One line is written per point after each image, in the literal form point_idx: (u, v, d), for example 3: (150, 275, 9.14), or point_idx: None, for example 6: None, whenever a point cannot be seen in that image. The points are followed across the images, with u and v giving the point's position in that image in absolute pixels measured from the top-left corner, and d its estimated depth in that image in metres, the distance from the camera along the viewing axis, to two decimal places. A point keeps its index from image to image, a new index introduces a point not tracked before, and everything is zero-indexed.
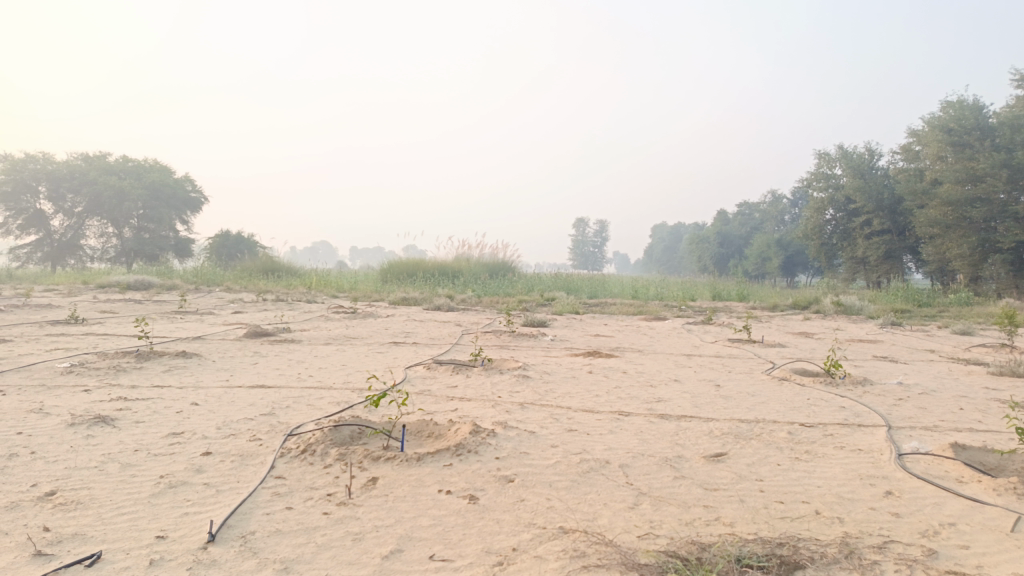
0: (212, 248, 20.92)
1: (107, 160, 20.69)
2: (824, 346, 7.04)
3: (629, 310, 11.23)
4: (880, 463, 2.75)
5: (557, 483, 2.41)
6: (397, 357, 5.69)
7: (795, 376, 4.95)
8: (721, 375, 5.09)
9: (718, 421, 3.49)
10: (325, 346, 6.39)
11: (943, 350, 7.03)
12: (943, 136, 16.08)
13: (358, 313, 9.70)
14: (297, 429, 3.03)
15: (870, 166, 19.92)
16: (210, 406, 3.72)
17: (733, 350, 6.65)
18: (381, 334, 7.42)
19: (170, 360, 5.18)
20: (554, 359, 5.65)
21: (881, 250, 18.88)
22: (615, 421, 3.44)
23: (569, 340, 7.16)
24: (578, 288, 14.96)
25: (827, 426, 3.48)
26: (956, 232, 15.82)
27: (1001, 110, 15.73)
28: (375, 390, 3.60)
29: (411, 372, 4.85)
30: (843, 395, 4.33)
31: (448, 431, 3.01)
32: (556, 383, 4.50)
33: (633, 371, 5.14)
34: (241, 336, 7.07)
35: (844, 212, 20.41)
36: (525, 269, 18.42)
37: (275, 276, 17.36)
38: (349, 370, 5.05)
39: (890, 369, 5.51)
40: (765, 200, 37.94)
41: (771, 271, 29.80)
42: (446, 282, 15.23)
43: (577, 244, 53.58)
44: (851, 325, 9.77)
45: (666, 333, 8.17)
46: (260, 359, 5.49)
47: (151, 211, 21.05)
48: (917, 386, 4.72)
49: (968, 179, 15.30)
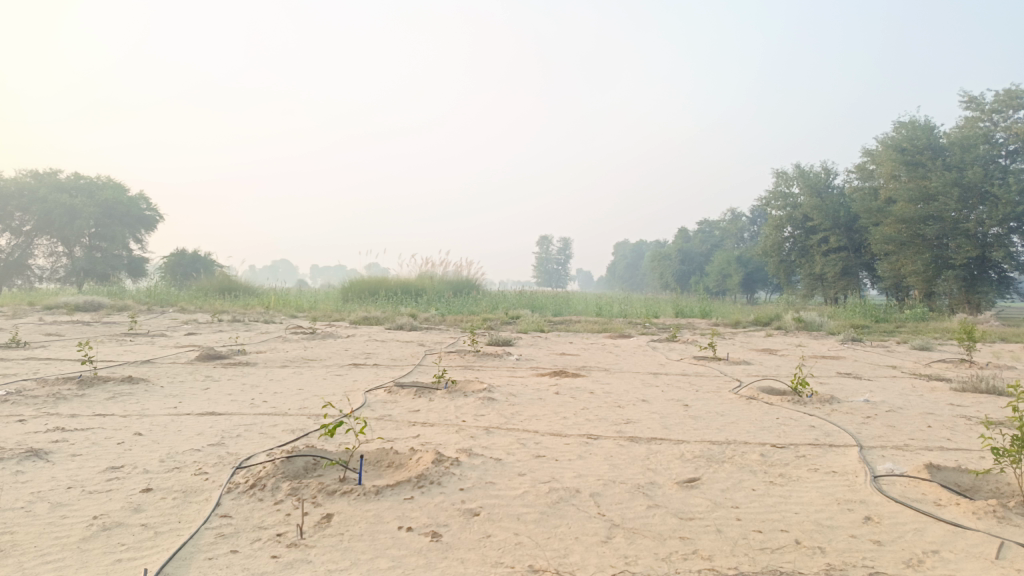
0: (167, 267, 20.37)
1: (57, 178, 20.05)
2: (789, 363, 7.03)
3: (593, 328, 11.17)
4: (857, 486, 2.67)
5: (525, 516, 2.27)
6: (357, 380, 5.49)
7: (763, 394, 4.90)
8: (689, 394, 5.01)
9: (689, 444, 3.39)
10: (282, 369, 6.17)
11: (904, 366, 7.09)
12: (897, 155, 16.46)
13: (318, 334, 9.44)
14: (247, 462, 2.84)
15: (826, 185, 20.32)
16: (155, 436, 3.50)
17: (699, 368, 6.60)
18: (340, 355, 7.20)
19: (115, 386, 4.91)
20: (520, 380, 5.52)
21: (838, 267, 19.21)
22: (583, 445, 3.32)
23: (534, 360, 7.04)
24: (543, 306, 14.87)
25: (799, 446, 3.40)
26: (910, 249, 16.16)
27: (951, 130, 16.17)
28: (332, 418, 3.43)
29: (371, 395, 4.67)
30: (812, 414, 4.27)
31: (409, 460, 2.85)
32: (522, 406, 4.36)
33: (600, 392, 5.03)
34: (193, 359, 6.79)
35: (802, 230, 20.75)
36: (489, 287, 18.29)
37: (232, 295, 16.93)
38: (306, 394, 4.84)
39: (855, 386, 5.50)
40: (725, 218, 38.50)
41: (731, 288, 30.16)
42: (409, 301, 15.01)
43: (541, 262, 53.70)
44: (813, 341, 9.84)
45: (632, 351, 8.10)
46: (212, 384, 5.25)
47: (104, 230, 20.44)
48: (884, 403, 4.70)
49: (921, 197, 15.68)
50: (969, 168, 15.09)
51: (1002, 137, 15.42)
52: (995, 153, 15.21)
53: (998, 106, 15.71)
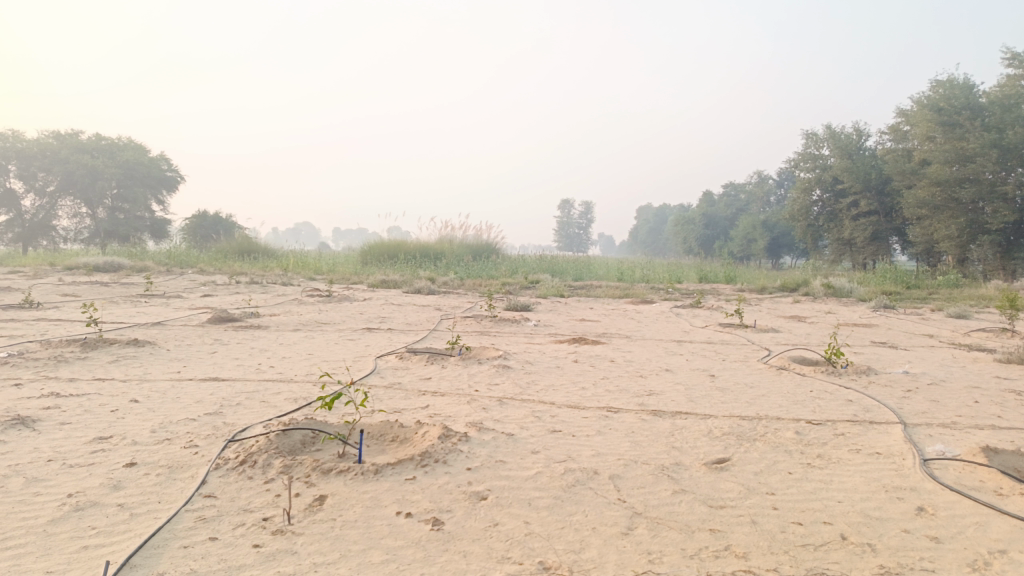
0: (189, 228, 20.31)
1: (79, 138, 19.94)
2: (820, 331, 6.73)
3: (614, 293, 10.91)
4: (906, 471, 2.41)
5: (537, 502, 2.05)
6: (369, 345, 5.30)
7: (794, 365, 4.62)
8: (715, 364, 4.75)
9: (717, 419, 3.14)
10: (294, 333, 6.00)
11: (942, 335, 6.76)
12: (933, 115, 15.79)
13: (333, 297, 9.27)
14: (240, 434, 2.65)
15: (858, 146, 19.62)
16: (151, 403, 3.33)
17: (725, 335, 6.33)
18: (354, 319, 7.02)
19: (120, 350, 4.77)
20: (537, 347, 5.30)
21: (867, 232, 18.68)
22: (602, 419, 3.09)
23: (553, 325, 6.81)
24: (563, 271, 14.59)
25: (837, 423, 3.15)
26: (944, 213, 15.60)
27: (991, 89, 15.45)
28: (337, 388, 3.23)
29: (381, 362, 4.48)
30: (847, 387, 4.01)
31: (415, 435, 2.64)
32: (539, 375, 4.14)
33: (622, 360, 4.78)
34: (204, 321, 6.64)
35: (831, 193, 20.11)
36: (509, 251, 18.02)
37: (251, 257, 16.83)
38: (314, 360, 4.65)
39: (892, 356, 5.21)
40: (751, 182, 37.74)
41: (756, 253, 29.62)
42: (428, 264, 14.80)
43: (562, 225, 53.18)
44: (843, 308, 9.50)
45: (654, 317, 7.83)
46: (221, 348, 5.09)
47: (125, 191, 20.39)
48: (925, 376, 4.41)
49: (957, 159, 15.05)
50: (1010, 129, 14.40)
51: None
52: None
53: None
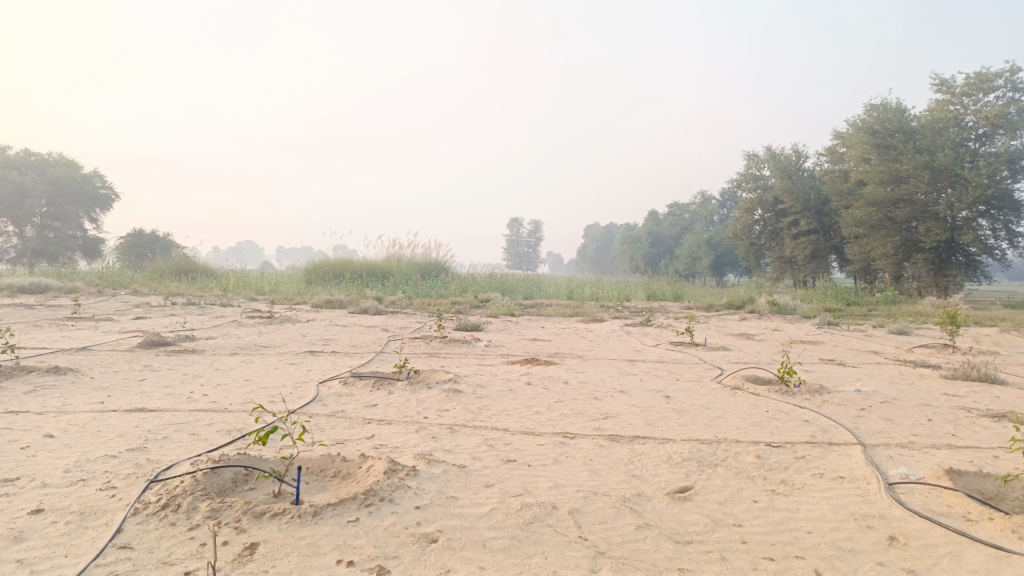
0: (123, 248, 19.51)
1: (5, 154, 19.01)
2: (769, 349, 6.74)
3: (564, 312, 10.84)
4: (872, 497, 2.34)
5: (492, 543, 1.89)
6: (312, 369, 5.06)
7: (748, 384, 4.57)
8: (669, 384, 4.67)
9: (676, 443, 3.04)
10: (232, 357, 5.70)
11: (886, 352, 6.85)
12: (868, 138, 16.29)
13: (276, 319, 8.93)
14: (165, 472, 2.41)
15: (797, 167, 20.14)
16: (68, 438, 3.04)
17: (677, 354, 6.28)
18: (297, 342, 6.73)
19: (39, 378, 4.42)
20: (488, 369, 5.13)
21: (808, 250, 19.13)
22: (558, 446, 2.94)
23: (504, 346, 6.65)
24: (513, 290, 14.46)
25: (796, 446, 3.07)
26: (880, 232, 16.05)
27: (922, 113, 16.02)
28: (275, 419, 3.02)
29: (324, 387, 4.25)
30: (803, 406, 3.96)
31: (358, 470, 2.46)
32: (490, 399, 3.97)
33: (575, 381, 4.65)
34: (135, 346, 6.26)
35: (772, 213, 20.56)
36: (457, 270, 17.82)
37: (190, 278, 16.22)
38: (253, 386, 4.39)
39: (842, 374, 5.22)
40: (695, 202, 38.47)
41: (701, 271, 30.09)
42: (375, 283, 14.49)
43: (511, 244, 53.23)
44: (789, 326, 9.61)
45: (605, 336, 7.76)
46: (151, 374, 4.78)
47: (56, 209, 19.51)
48: (876, 393, 4.41)
49: (891, 180, 15.56)
50: (940, 151, 14.96)
51: (972, 120, 15.30)
52: (965, 136, 15.09)
53: (968, 89, 15.59)
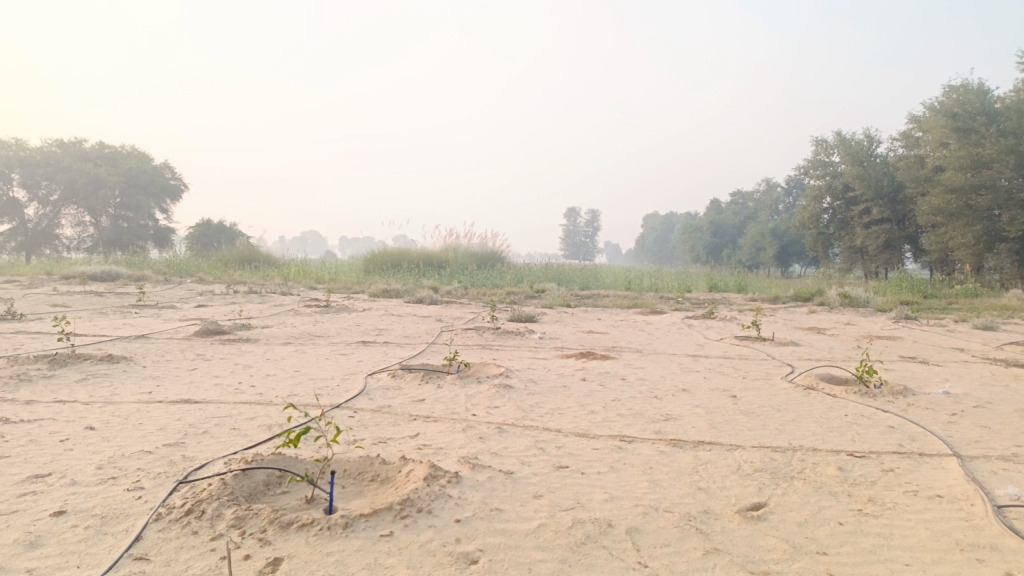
0: (192, 237, 20.03)
1: (82, 147, 19.69)
2: (843, 345, 6.33)
3: (622, 302, 10.55)
4: (979, 524, 2.03)
5: (539, 568, 1.67)
6: (361, 360, 4.94)
7: (822, 384, 4.22)
8: (735, 382, 4.35)
9: (746, 451, 2.77)
10: (284, 346, 5.64)
11: (972, 349, 6.35)
12: (947, 121, 15.35)
13: (331, 308, 8.90)
14: (195, 473, 2.28)
15: (869, 153, 19.19)
16: (108, 431, 2.96)
17: (742, 349, 5.94)
18: (349, 331, 6.65)
19: (92, 367, 4.41)
20: (542, 362, 4.93)
21: (880, 240, 18.24)
22: (614, 452, 2.71)
23: (559, 338, 6.43)
24: (569, 280, 14.21)
25: (882, 457, 2.76)
26: (959, 220, 15.13)
27: (1007, 94, 15.00)
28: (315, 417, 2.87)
29: (371, 380, 4.11)
30: (885, 410, 3.62)
31: (398, 474, 2.28)
32: (543, 396, 3.76)
33: (633, 378, 4.39)
34: (191, 335, 6.28)
35: (842, 201, 19.66)
36: (514, 260, 17.65)
37: (252, 266, 16.51)
38: (300, 377, 4.28)
39: (926, 373, 4.81)
40: (759, 190, 37.34)
41: (765, 261, 29.16)
42: (431, 273, 14.45)
43: (568, 234, 52.80)
44: (863, 319, 9.10)
45: (666, 328, 7.44)
46: (202, 364, 4.73)
47: (128, 200, 20.13)
48: (967, 396, 4.02)
49: (972, 166, 14.64)
50: None
51: None
52: None
53: None
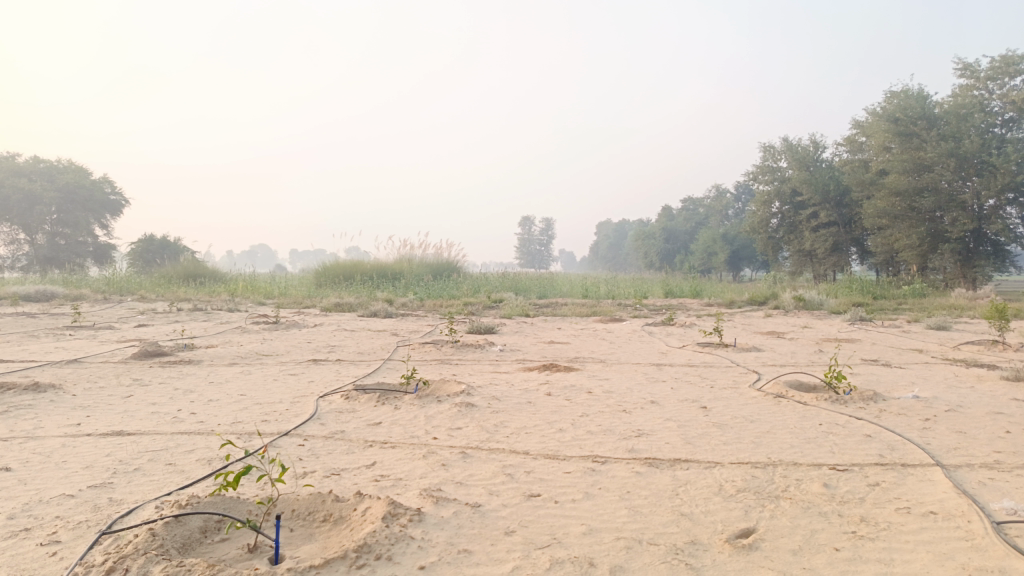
0: (135, 254, 19.28)
1: (15, 161, 18.82)
2: (805, 349, 6.28)
3: (581, 310, 10.42)
4: (982, 544, 1.90)
5: None
6: (313, 380, 4.66)
7: (792, 392, 4.11)
8: (704, 392, 4.21)
9: (726, 469, 2.62)
10: (230, 367, 5.32)
11: (930, 349, 6.37)
12: (889, 125, 15.68)
13: (281, 324, 8.53)
14: (122, 521, 2.01)
15: (815, 158, 19.52)
16: (26, 472, 2.65)
17: (706, 357, 5.84)
18: (300, 349, 6.34)
19: (14, 398, 4.05)
20: (503, 377, 4.73)
21: (828, 243, 18.57)
22: (588, 475, 2.53)
23: (520, 350, 6.24)
24: (527, 289, 14.06)
25: (864, 469, 2.65)
26: (904, 223, 15.45)
27: (945, 99, 15.40)
28: (258, 452, 2.62)
29: (323, 402, 3.85)
30: (858, 417, 3.53)
31: (353, 512, 2.05)
32: (507, 414, 3.55)
33: (600, 391, 4.22)
34: (129, 358, 5.89)
35: (790, 205, 19.96)
36: (469, 270, 17.43)
37: (198, 282, 15.93)
38: (245, 401, 3.99)
39: (892, 377, 4.76)
40: (710, 196, 37.90)
41: (717, 266, 29.51)
42: (386, 285, 14.12)
43: (523, 242, 52.76)
44: (820, 322, 9.14)
45: (627, 336, 7.32)
46: (139, 390, 4.39)
47: (66, 215, 19.30)
48: (936, 400, 3.96)
49: (915, 169, 15.00)
50: (966, 138, 14.39)
51: (998, 106, 14.70)
52: (991, 122, 14.53)
53: (993, 73, 14.95)
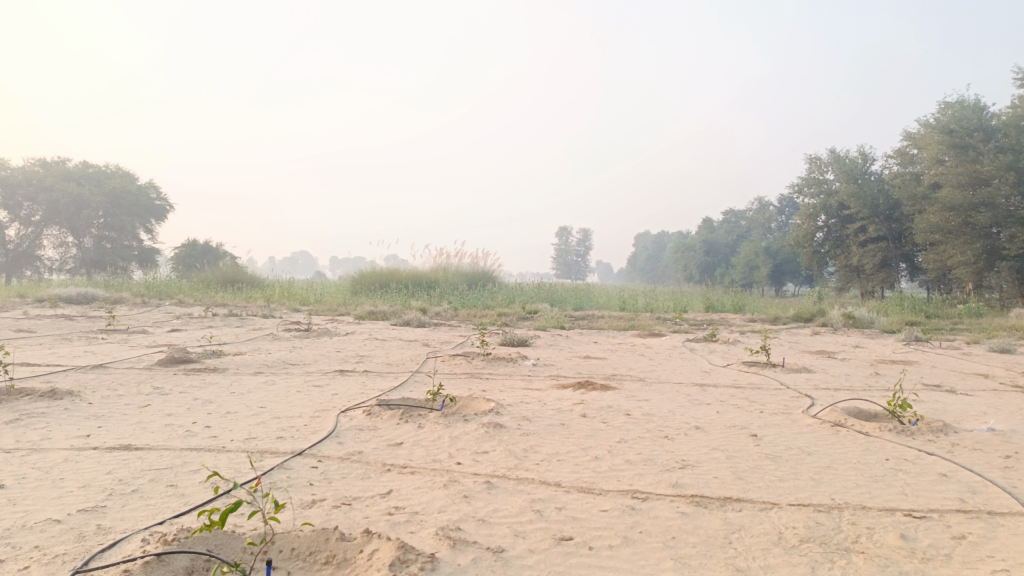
0: (177, 258, 19.50)
1: (65, 166, 19.23)
2: (859, 371, 5.86)
3: (619, 323, 10.10)
4: None
5: None
6: (336, 393, 4.45)
7: (852, 421, 3.76)
8: (753, 418, 3.88)
9: (785, 513, 2.31)
10: (253, 377, 5.14)
11: (998, 375, 5.90)
12: (943, 137, 15.05)
13: (312, 332, 8.38)
14: (101, 558, 1.80)
15: (864, 171, 18.86)
16: (18, 491, 2.46)
17: (751, 377, 5.48)
18: (327, 359, 6.14)
19: (29, 405, 3.90)
20: (536, 395, 4.45)
21: (876, 258, 17.88)
22: (627, 515, 2.24)
23: (555, 365, 5.95)
24: (563, 299, 13.78)
25: (943, 517, 2.32)
26: (958, 239, 14.76)
27: (1004, 111, 14.71)
28: (252, 483, 2.38)
29: (343, 419, 3.62)
30: (929, 452, 3.17)
31: (357, 555, 1.80)
32: (539, 437, 3.27)
33: (639, 413, 3.92)
34: (154, 364, 5.75)
35: (837, 219, 19.33)
36: (506, 279, 17.22)
37: (235, 287, 15.99)
38: (263, 415, 3.78)
39: (961, 405, 4.36)
40: (752, 208, 37.17)
41: (759, 280, 28.81)
42: (421, 294, 13.98)
43: (560, 253, 52.46)
44: (872, 342, 8.66)
45: (667, 353, 6.97)
46: (156, 400, 4.22)
47: (112, 220, 19.62)
48: (1015, 434, 3.56)
49: (971, 183, 14.33)
50: None
51: None
52: None
53: None
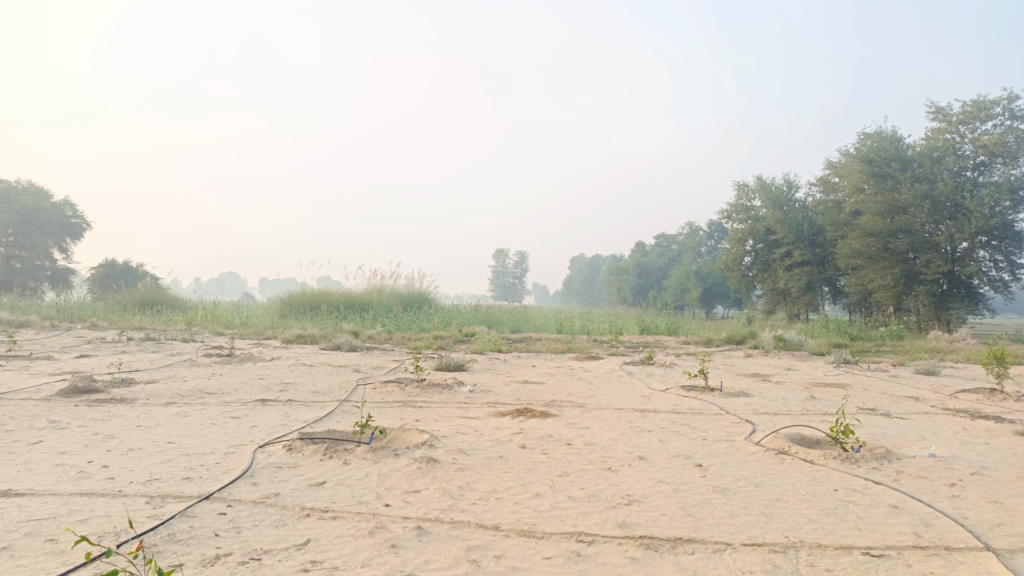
0: (94, 279, 18.47)
1: None
2: (796, 395, 5.84)
3: (555, 346, 9.96)
4: None
5: None
6: (256, 426, 4.11)
7: (796, 448, 3.66)
8: (697, 446, 3.75)
9: (739, 555, 2.15)
10: (165, 408, 4.73)
11: (927, 398, 5.97)
12: (864, 166, 15.63)
13: (235, 357, 7.92)
14: None
15: (789, 198, 19.43)
16: None
17: (692, 402, 5.38)
18: (249, 387, 5.75)
19: None
20: (471, 424, 4.21)
21: (802, 282, 18.36)
22: (572, 562, 2.04)
23: (491, 391, 5.73)
24: (499, 322, 13.59)
25: (902, 555, 2.20)
26: (877, 263, 15.26)
27: (918, 142, 15.34)
28: (141, 541, 2.07)
29: (260, 455, 3.30)
30: (877, 482, 3.08)
31: None
32: (475, 473, 3.04)
33: (580, 443, 3.73)
34: (54, 395, 5.25)
35: (764, 244, 19.83)
36: (441, 301, 16.93)
37: (155, 310, 15.19)
38: (171, 452, 3.43)
39: (899, 430, 4.33)
40: (683, 232, 37.95)
41: (690, 303, 29.32)
42: (353, 316, 13.55)
43: (496, 275, 52.39)
44: (803, 365, 8.74)
45: (606, 377, 6.83)
46: (49, 436, 3.79)
47: (22, 238, 18.45)
48: (956, 459, 3.53)
49: (889, 211, 14.88)
50: (940, 181, 14.30)
51: (970, 149, 14.66)
52: (963, 165, 14.46)
53: (964, 117, 14.94)
